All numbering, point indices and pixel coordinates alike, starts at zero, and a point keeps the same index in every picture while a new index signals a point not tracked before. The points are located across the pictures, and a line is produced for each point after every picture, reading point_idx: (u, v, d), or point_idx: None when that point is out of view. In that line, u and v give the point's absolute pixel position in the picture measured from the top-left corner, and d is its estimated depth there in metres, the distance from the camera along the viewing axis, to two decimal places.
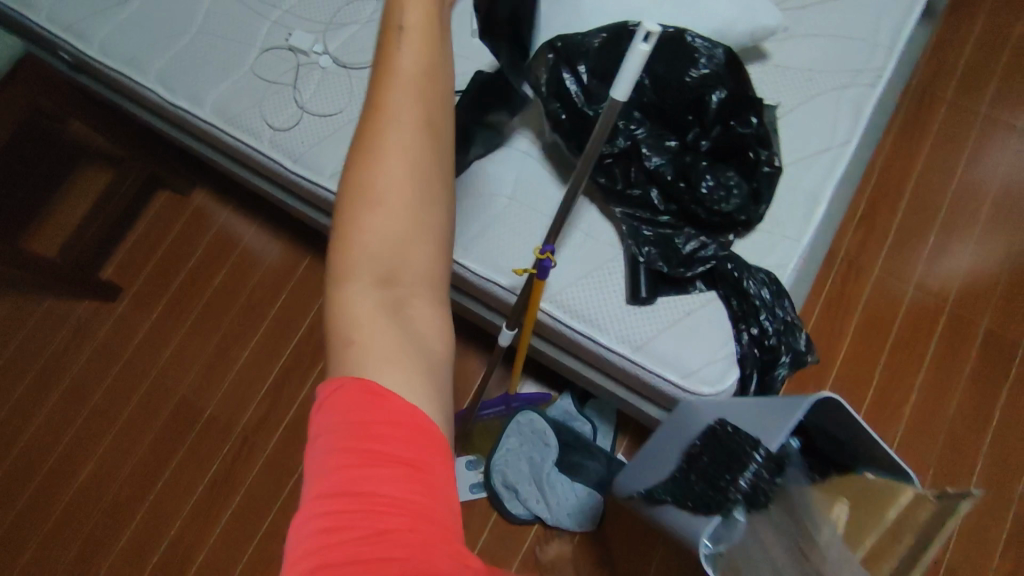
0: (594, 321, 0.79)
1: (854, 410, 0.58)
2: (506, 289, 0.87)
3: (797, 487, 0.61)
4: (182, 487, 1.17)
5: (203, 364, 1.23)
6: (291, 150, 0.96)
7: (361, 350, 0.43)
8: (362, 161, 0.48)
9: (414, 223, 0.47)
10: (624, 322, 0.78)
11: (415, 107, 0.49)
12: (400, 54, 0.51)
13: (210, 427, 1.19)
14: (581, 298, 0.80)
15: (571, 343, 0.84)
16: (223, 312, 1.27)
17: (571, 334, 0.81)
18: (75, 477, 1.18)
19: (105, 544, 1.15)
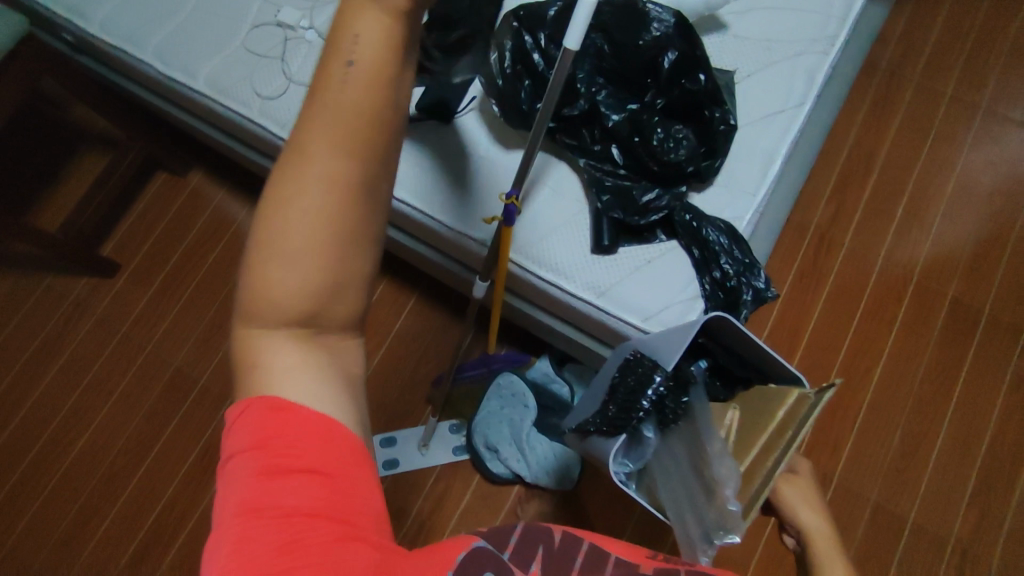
0: (561, 271, 0.82)
1: (741, 325, 0.71)
2: (444, 227, 0.88)
3: (696, 404, 0.75)
4: (179, 451, 1.23)
5: (198, 336, 1.30)
6: (279, 118, 0.95)
7: (266, 375, 0.42)
8: (276, 205, 0.41)
9: (331, 287, 0.42)
10: (590, 271, 0.81)
11: (345, 160, 0.40)
12: (341, 90, 0.40)
13: (204, 396, 1.26)
14: (549, 250, 0.83)
15: (542, 294, 0.86)
16: (217, 287, 1.33)
17: (541, 284, 0.83)
18: (75, 443, 1.25)
19: (104, 505, 1.21)
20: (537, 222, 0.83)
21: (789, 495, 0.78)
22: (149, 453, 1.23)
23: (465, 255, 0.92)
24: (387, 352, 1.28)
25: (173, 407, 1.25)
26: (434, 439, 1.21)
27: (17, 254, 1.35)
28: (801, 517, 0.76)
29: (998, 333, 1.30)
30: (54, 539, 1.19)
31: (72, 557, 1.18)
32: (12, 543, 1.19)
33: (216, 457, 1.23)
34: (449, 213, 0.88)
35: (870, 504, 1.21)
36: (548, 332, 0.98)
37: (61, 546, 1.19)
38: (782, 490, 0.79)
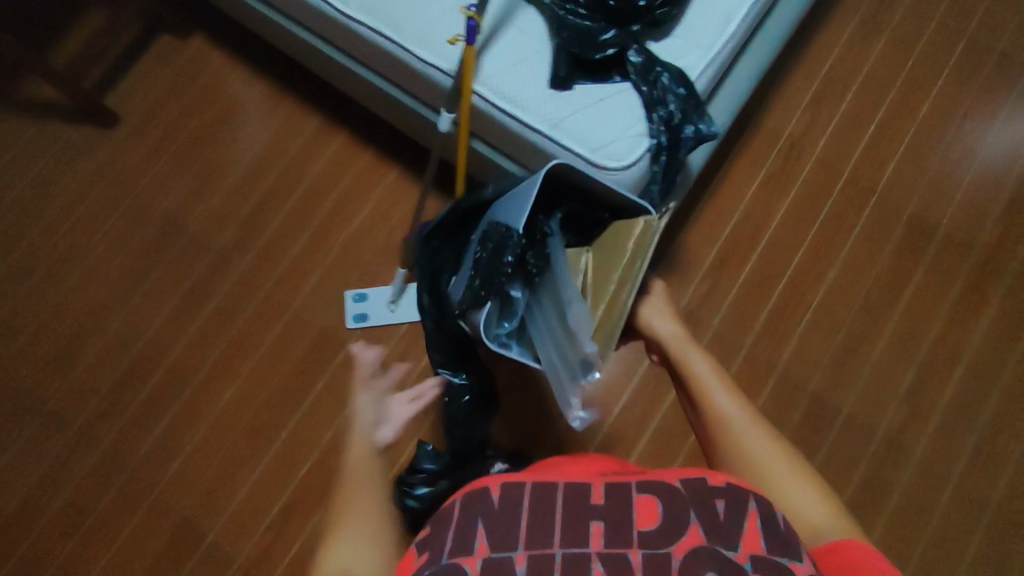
0: (519, 103, 0.88)
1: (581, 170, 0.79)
2: (398, 47, 0.94)
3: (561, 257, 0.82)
4: (164, 290, 1.34)
5: (188, 189, 1.39)
6: None
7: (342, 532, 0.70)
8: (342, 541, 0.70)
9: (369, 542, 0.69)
10: (546, 103, 0.88)
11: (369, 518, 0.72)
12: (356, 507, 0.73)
13: (190, 244, 1.36)
14: (510, 83, 0.89)
15: (502, 133, 0.93)
16: (210, 145, 1.41)
17: (500, 117, 0.90)
18: (68, 276, 1.36)
19: (93, 331, 1.32)
20: (499, 63, 0.90)
21: (651, 316, 0.89)
22: (136, 290, 1.34)
23: (436, 95, 0.98)
24: (366, 216, 1.35)
25: (161, 251, 1.36)
26: (403, 298, 1.28)
27: (29, 100, 1.45)
28: (661, 329, 0.88)
29: (951, 249, 1.35)
30: (47, 357, 1.32)
31: (63, 374, 1.31)
32: (10, 356, 1.32)
33: (196, 297, 1.33)
34: (408, 38, 0.93)
35: (808, 394, 1.28)
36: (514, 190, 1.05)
37: (53, 364, 1.31)
38: (643, 314, 0.90)
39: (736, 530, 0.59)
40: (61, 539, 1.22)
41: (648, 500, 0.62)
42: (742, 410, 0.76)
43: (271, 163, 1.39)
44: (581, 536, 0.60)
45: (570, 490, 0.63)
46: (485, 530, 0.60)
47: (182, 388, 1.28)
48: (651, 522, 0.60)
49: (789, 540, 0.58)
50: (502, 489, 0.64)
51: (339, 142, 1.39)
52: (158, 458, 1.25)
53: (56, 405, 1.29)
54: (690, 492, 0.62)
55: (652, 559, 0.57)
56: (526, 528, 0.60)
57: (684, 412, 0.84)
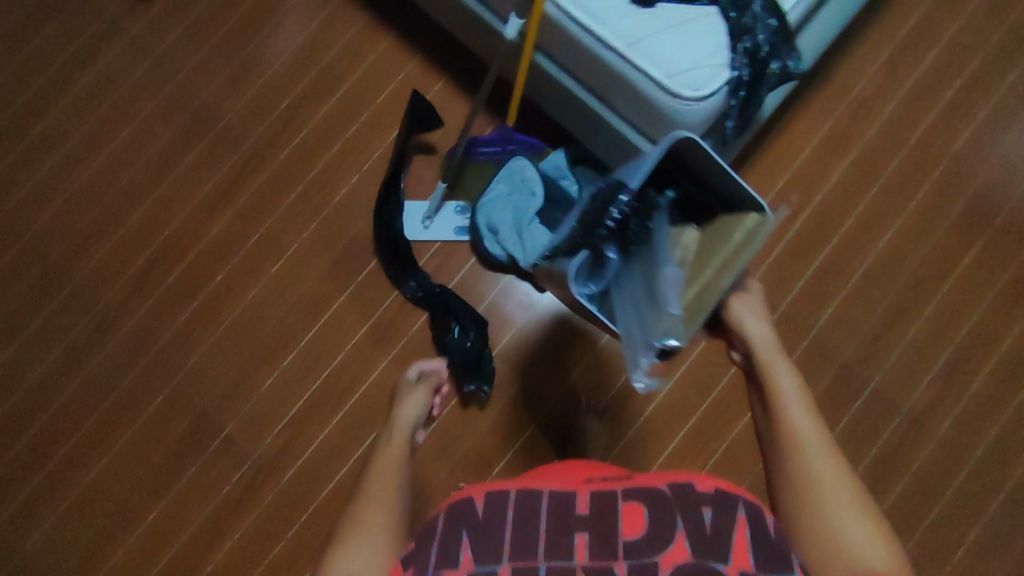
0: (594, 15, 0.82)
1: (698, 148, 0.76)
2: None
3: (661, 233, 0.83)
4: (195, 180, 1.31)
5: (226, 77, 1.33)
6: None
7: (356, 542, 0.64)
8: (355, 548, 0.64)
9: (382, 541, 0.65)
10: (623, 19, 0.82)
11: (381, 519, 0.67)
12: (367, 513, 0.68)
13: (225, 134, 1.32)
14: None
15: (570, 50, 0.87)
16: (251, 32, 1.34)
17: (571, 29, 0.84)
18: (100, 154, 1.33)
19: (121, 213, 1.31)
20: None
21: (745, 320, 0.83)
22: (169, 176, 1.31)
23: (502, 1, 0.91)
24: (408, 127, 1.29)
25: (196, 138, 1.32)
26: (438, 216, 1.24)
27: None
28: (750, 332, 0.82)
29: (1012, 231, 1.29)
30: (76, 234, 1.30)
31: (91, 252, 1.30)
32: (39, 228, 1.31)
33: (227, 191, 1.30)
34: None
35: (839, 363, 1.25)
36: (576, 114, 0.99)
37: (82, 241, 1.30)
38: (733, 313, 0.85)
39: (726, 539, 0.59)
40: (81, 414, 1.23)
41: (633, 507, 0.63)
42: (817, 431, 0.70)
43: (315, 60, 1.32)
44: (565, 548, 0.61)
45: (552, 501, 0.65)
46: (469, 542, 0.61)
47: (209, 281, 1.27)
48: (636, 530, 0.61)
49: (784, 550, 0.59)
50: (486, 500, 0.65)
51: (388, 45, 1.32)
52: (180, 347, 1.25)
53: (83, 282, 1.28)
54: (679, 497, 0.63)
55: (641, 568, 0.58)
56: (509, 543, 0.61)
57: (754, 415, 0.79)
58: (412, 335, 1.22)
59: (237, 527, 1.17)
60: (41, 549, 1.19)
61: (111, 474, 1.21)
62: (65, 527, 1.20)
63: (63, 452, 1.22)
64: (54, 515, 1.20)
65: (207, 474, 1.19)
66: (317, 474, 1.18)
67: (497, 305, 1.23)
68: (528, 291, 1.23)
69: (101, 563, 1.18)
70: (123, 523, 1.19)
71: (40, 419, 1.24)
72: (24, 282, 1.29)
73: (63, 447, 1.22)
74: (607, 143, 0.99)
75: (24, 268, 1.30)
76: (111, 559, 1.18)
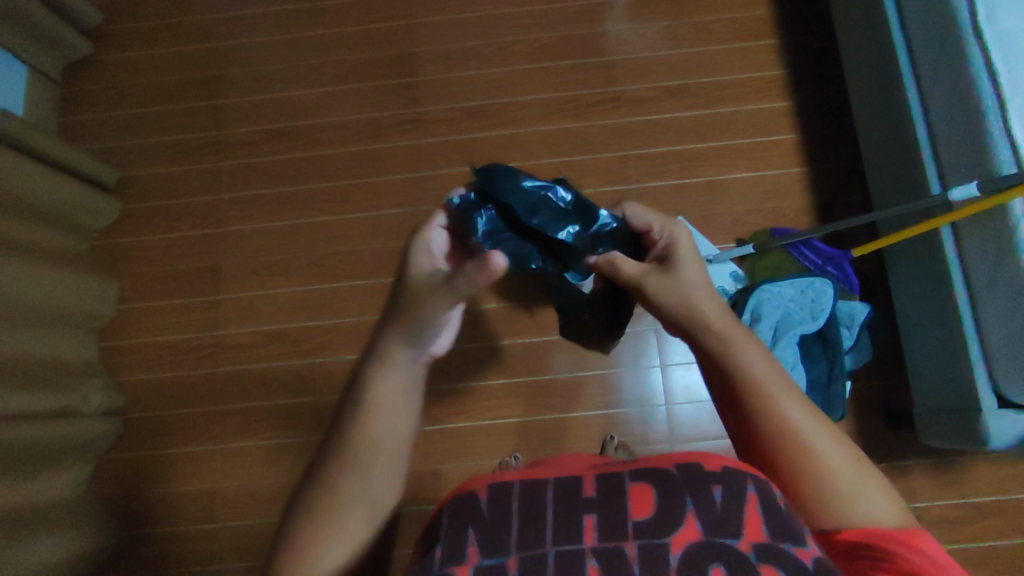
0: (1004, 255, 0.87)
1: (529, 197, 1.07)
2: (933, 165, 0.99)
3: None
4: (553, 80, 1.39)
5: (640, 31, 1.41)
6: None
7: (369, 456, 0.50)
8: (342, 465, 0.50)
9: (391, 446, 0.51)
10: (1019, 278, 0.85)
11: (387, 449, 0.51)
12: (377, 430, 0.51)
13: (604, 70, 1.39)
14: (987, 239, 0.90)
15: (974, 264, 0.92)
16: (686, 13, 1.42)
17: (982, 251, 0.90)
18: (506, 7, 1.44)
19: (483, 59, 1.41)
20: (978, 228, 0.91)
21: (654, 277, 0.64)
22: (539, 62, 1.40)
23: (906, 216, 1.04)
24: (749, 179, 1.32)
25: (586, 53, 1.40)
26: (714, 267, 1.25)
27: None
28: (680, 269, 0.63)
29: None
30: (443, 46, 1.42)
31: (441, 67, 1.41)
32: (424, 21, 1.44)
33: (568, 108, 1.37)
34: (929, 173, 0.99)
35: None
36: (933, 320, 1.01)
37: (443, 55, 1.42)
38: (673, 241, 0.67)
39: (736, 516, 0.47)
40: (340, 173, 1.36)
41: (641, 487, 0.49)
42: (754, 364, 0.54)
43: (715, 72, 1.38)
44: (575, 531, 0.47)
45: (560, 488, 0.50)
46: (476, 538, 0.47)
47: (506, 159, 1.35)
48: (650, 513, 0.47)
49: (794, 523, 0.47)
50: (491, 497, 0.50)
51: (783, 107, 1.35)
52: (445, 187, 1.34)
53: (420, 83, 1.40)
54: (605, 495, 0.49)
55: (651, 556, 0.45)
56: (478, 549, 0.46)
57: (729, 399, 0.55)
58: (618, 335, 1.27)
59: None
60: (238, 239, 1.34)
61: (326, 230, 1.34)
62: (266, 237, 1.34)
63: (307, 186, 1.36)
64: (268, 223, 1.35)
65: (386, 291, 1.30)
66: (458, 362, 1.27)
67: (678, 369, 1.25)
68: None
69: (267, 285, 1.32)
70: (303, 270, 1.32)
71: (313, 151, 1.38)
72: (380, 50, 1.43)
73: (310, 185, 1.36)
74: (935, 367, 1.01)
75: (392, 40, 1.43)
76: (277, 287, 1.32)
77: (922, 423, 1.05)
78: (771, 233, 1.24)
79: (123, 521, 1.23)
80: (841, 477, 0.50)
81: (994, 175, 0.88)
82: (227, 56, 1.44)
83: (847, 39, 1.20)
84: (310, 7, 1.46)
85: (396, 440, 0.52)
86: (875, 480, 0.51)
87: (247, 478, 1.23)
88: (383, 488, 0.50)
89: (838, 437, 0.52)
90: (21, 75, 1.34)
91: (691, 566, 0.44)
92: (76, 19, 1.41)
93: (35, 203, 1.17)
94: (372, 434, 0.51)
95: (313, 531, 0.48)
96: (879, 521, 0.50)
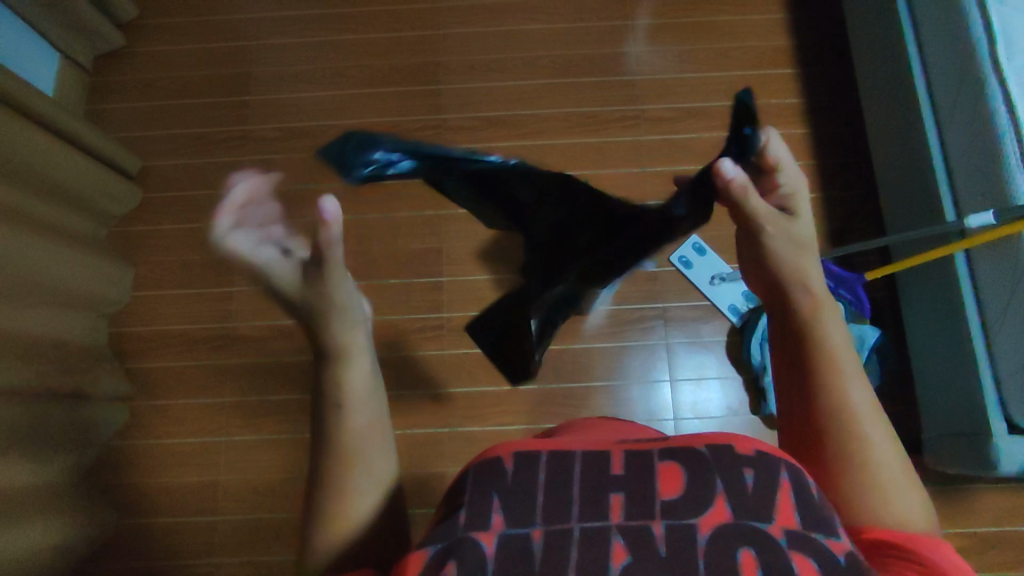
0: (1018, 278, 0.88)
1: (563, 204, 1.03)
2: (949, 193, 1.01)
3: None
4: (574, 96, 1.42)
5: (661, 53, 1.45)
6: (925, 12, 1.07)
7: (355, 413, 0.52)
8: (330, 435, 0.52)
9: (366, 395, 0.54)
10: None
11: (362, 395, 0.53)
12: (351, 380, 0.53)
13: (624, 88, 1.42)
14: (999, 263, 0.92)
15: (988, 287, 0.94)
16: (707, 38, 1.45)
17: (997, 275, 0.92)
18: (531, 24, 1.48)
19: (506, 72, 1.44)
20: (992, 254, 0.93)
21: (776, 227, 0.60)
22: (561, 77, 1.43)
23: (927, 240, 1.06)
24: None
25: (606, 72, 1.43)
26: (727, 285, 1.28)
27: None
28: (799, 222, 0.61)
29: None
30: (468, 57, 1.45)
31: (465, 77, 1.44)
32: (450, 32, 1.47)
33: (588, 124, 1.40)
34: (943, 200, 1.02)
35: None
36: (943, 342, 1.03)
37: (468, 66, 1.45)
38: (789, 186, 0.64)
39: (769, 499, 0.46)
40: None
41: (670, 465, 0.48)
42: (835, 339, 0.55)
43: (733, 96, 1.41)
44: (600, 508, 0.47)
45: (586, 462, 0.50)
46: (500, 507, 0.47)
47: None
48: (678, 492, 0.47)
49: (827, 512, 0.46)
50: (516, 463, 0.49)
51: (799, 134, 1.38)
52: None
53: (443, 92, 1.43)
54: (628, 475, 0.48)
55: (677, 537, 0.44)
56: (503, 517, 0.46)
57: (799, 359, 0.56)
58: (629, 348, 1.28)
59: (384, 346, 1.28)
60: None
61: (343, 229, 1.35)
62: None
63: (327, 185, 1.37)
64: None
65: (400, 292, 1.31)
66: (467, 366, 1.27)
67: (686, 385, 1.25)
68: (742, 400, 1.24)
69: None
70: None
71: None
72: (406, 58, 1.46)
73: (330, 184, 1.38)
74: (944, 390, 1.03)
75: (418, 48, 1.46)
76: None
77: (930, 446, 1.07)
78: None
79: (121, 510, 1.21)
80: (881, 478, 0.51)
81: (1010, 203, 0.90)
82: (256, 55, 1.47)
83: (865, 70, 1.24)
84: (339, 13, 1.49)
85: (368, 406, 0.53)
86: (911, 488, 0.52)
87: (248, 472, 1.22)
88: (374, 437, 0.52)
89: (887, 437, 0.53)
90: (52, 60, 1.36)
91: (720, 549, 0.44)
92: (110, 9, 1.43)
93: (58, 185, 1.18)
94: (351, 386, 0.53)
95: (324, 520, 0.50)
96: (913, 525, 0.50)
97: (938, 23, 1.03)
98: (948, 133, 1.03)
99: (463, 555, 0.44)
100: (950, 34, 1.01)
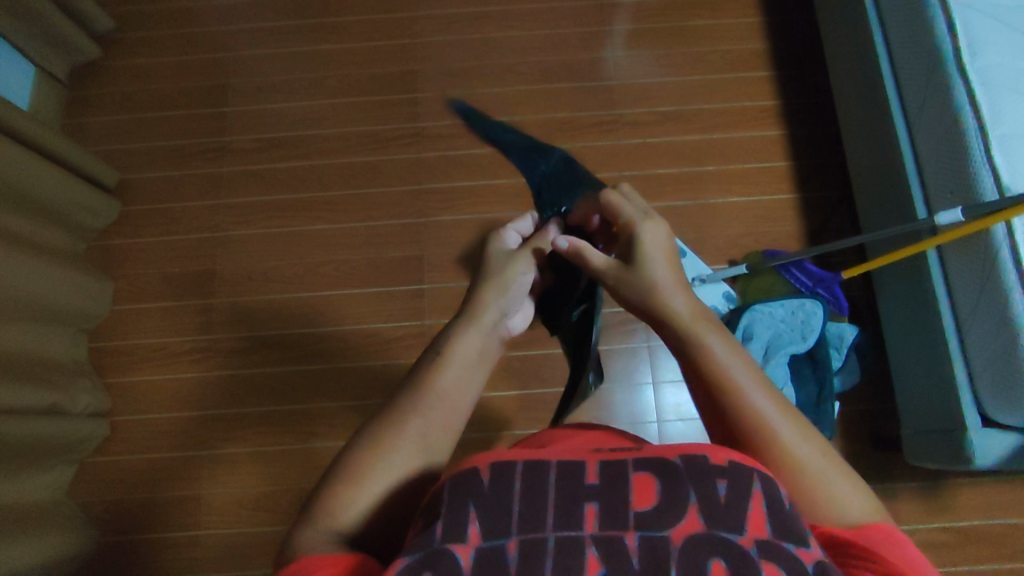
0: (986, 272, 0.90)
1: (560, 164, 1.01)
2: (919, 190, 1.03)
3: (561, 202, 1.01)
4: (551, 101, 1.43)
5: (638, 57, 1.46)
6: (892, 12, 1.09)
7: (433, 402, 0.54)
8: (397, 415, 0.53)
9: (457, 393, 0.56)
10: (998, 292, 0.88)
11: (452, 393, 0.56)
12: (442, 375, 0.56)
13: (601, 93, 1.43)
14: (967, 256, 0.93)
15: (960, 281, 0.95)
16: (682, 42, 1.47)
17: (968, 269, 0.93)
18: (507, 31, 1.48)
19: (484, 80, 1.45)
20: (960, 250, 0.95)
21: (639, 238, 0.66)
22: (538, 84, 1.44)
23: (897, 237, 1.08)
24: (741, 204, 1.35)
25: (585, 77, 1.44)
26: (706, 287, 1.25)
27: None
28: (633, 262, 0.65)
29: None
30: (445, 65, 1.46)
31: (443, 85, 1.45)
32: (428, 40, 1.48)
33: (566, 129, 1.41)
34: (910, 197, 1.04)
35: None
36: (919, 337, 1.03)
37: (446, 74, 1.45)
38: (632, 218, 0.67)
39: (740, 510, 0.44)
40: (340, 183, 1.38)
41: (644, 475, 0.47)
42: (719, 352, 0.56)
43: (710, 99, 1.42)
44: (573, 518, 0.45)
45: (562, 471, 0.48)
46: (478, 517, 0.45)
47: (504, 175, 1.38)
48: (652, 503, 0.45)
49: (797, 525, 0.45)
50: (494, 473, 0.47)
51: (775, 136, 1.40)
52: (443, 201, 1.36)
53: (421, 100, 1.43)
54: (607, 483, 0.47)
55: (651, 550, 0.43)
56: (479, 529, 0.44)
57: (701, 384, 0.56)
58: (612, 351, 1.28)
59: (367, 356, 1.27)
60: (236, 244, 1.35)
61: (324, 239, 1.35)
62: (263, 244, 1.35)
63: (307, 195, 1.38)
64: (265, 230, 1.36)
65: (382, 300, 1.31)
66: None
67: (669, 388, 1.26)
68: None
69: (262, 291, 1.32)
70: (298, 277, 1.33)
71: (316, 162, 1.40)
72: (385, 67, 1.46)
73: (310, 193, 1.38)
74: (921, 387, 1.04)
75: (396, 57, 1.47)
76: (271, 293, 1.32)
77: (907, 442, 1.08)
78: (762, 253, 1.26)
79: (103, 527, 1.20)
80: (809, 471, 0.50)
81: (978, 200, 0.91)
82: (234, 66, 1.47)
83: (837, 71, 1.26)
84: (317, 22, 1.50)
85: (461, 400, 0.56)
86: (838, 469, 0.51)
87: (231, 485, 1.21)
88: (441, 433, 0.54)
89: (806, 430, 0.53)
90: (28, 75, 1.36)
91: (691, 562, 0.42)
92: (86, 23, 1.43)
93: (36, 199, 1.18)
94: (443, 386, 0.55)
95: (351, 481, 0.50)
96: (850, 512, 0.49)
97: (904, 22, 1.05)
98: (914, 131, 1.04)
99: (441, 568, 0.42)
100: (916, 34, 1.03)
